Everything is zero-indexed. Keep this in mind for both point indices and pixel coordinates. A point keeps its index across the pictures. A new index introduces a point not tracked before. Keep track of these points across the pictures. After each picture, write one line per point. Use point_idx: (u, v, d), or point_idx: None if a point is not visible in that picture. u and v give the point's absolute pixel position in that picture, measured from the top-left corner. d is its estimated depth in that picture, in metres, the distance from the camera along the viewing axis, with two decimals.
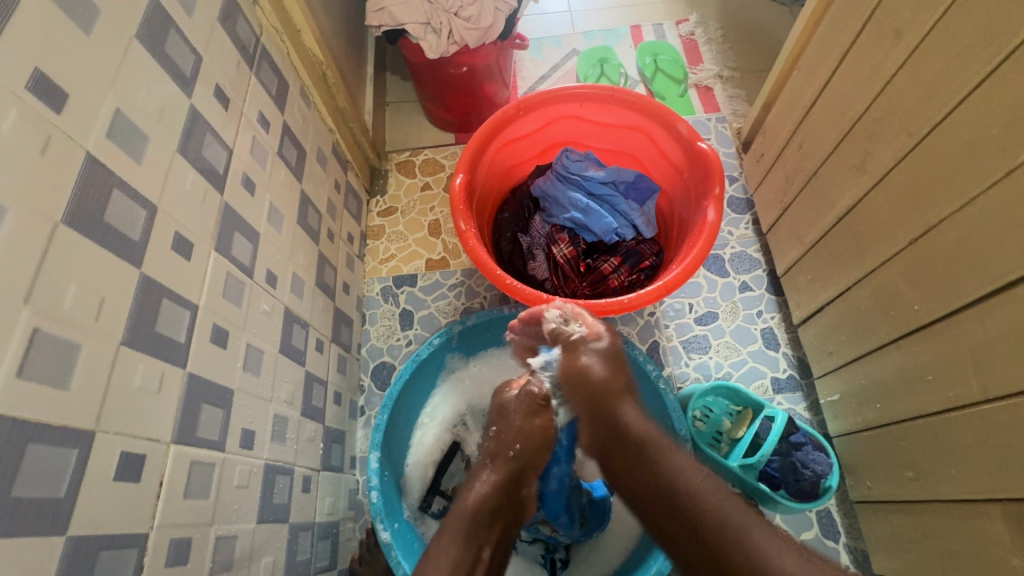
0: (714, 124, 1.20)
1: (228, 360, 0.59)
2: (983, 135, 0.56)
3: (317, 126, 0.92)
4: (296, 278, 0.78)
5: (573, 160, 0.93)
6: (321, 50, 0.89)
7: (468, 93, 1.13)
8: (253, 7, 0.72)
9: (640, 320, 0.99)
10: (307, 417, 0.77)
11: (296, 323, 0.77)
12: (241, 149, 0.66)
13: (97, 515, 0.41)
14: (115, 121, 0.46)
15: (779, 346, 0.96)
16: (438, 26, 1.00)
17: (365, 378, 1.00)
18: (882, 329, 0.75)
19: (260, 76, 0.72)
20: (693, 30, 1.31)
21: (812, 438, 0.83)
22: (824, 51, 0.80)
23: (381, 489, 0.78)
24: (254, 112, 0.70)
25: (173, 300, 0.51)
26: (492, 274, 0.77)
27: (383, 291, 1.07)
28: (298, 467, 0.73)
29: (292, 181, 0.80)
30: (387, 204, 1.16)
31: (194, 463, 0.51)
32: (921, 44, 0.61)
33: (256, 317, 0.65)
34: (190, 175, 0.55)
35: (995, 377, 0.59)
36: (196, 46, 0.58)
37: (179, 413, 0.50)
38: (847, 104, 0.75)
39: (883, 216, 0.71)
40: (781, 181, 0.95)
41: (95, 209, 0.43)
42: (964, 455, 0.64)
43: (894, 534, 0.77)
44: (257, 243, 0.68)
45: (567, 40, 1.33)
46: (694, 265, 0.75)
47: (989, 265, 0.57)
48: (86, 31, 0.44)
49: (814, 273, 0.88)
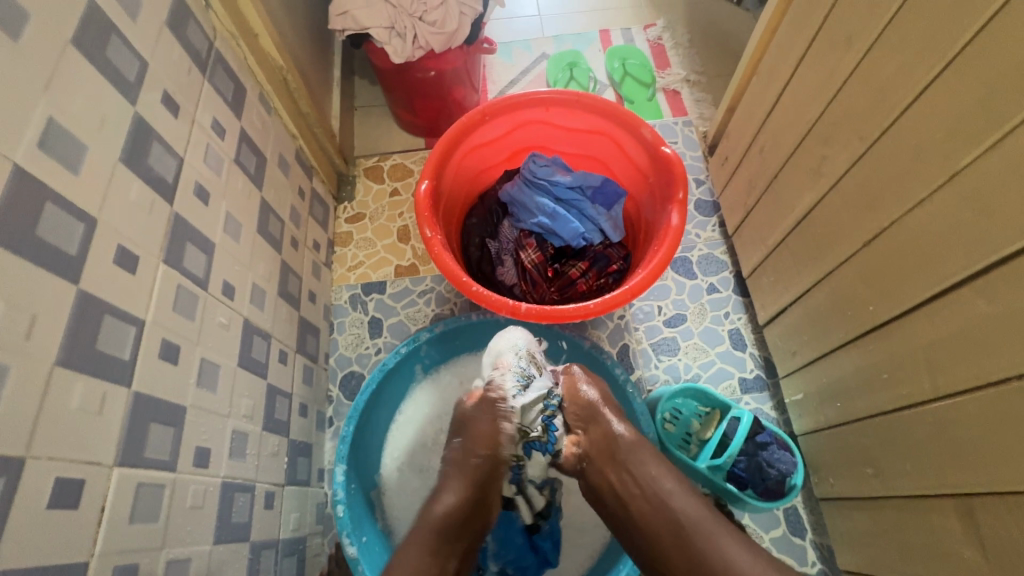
0: (681, 128, 1.21)
1: (179, 376, 0.57)
2: (927, 140, 0.57)
3: (278, 132, 0.90)
4: (257, 289, 0.76)
5: (540, 165, 0.93)
6: (281, 55, 0.87)
7: (436, 97, 1.12)
8: (206, 11, 0.70)
9: (610, 324, 1.00)
10: (269, 431, 0.75)
11: (256, 335, 0.75)
12: (193, 158, 0.64)
13: (27, 546, 0.39)
14: (48, 130, 0.44)
15: (746, 347, 0.98)
16: (402, 30, 0.99)
17: (333, 388, 0.98)
18: (840, 330, 0.76)
19: (214, 82, 0.70)
20: (660, 35, 1.33)
21: (778, 438, 0.84)
22: (782, 58, 0.82)
23: (348, 503, 0.77)
24: (207, 119, 0.68)
25: (116, 316, 0.49)
26: (458, 282, 0.76)
27: (352, 298, 1.05)
28: (259, 483, 0.70)
29: (251, 189, 0.78)
30: (355, 210, 1.14)
31: (141, 484, 0.49)
32: (870, 51, 0.63)
33: (212, 331, 0.64)
34: (136, 185, 0.53)
35: (945, 375, 0.61)
36: (142, 52, 0.56)
37: (124, 433, 0.48)
38: (803, 109, 0.77)
39: (839, 219, 0.72)
40: (744, 184, 0.96)
41: (25, 222, 0.41)
42: (918, 451, 0.65)
43: (857, 531, 0.79)
44: (212, 254, 0.66)
45: (537, 45, 1.33)
46: (659, 269, 0.75)
47: (936, 266, 0.59)
48: (14, 38, 0.42)
49: (776, 275, 0.89)
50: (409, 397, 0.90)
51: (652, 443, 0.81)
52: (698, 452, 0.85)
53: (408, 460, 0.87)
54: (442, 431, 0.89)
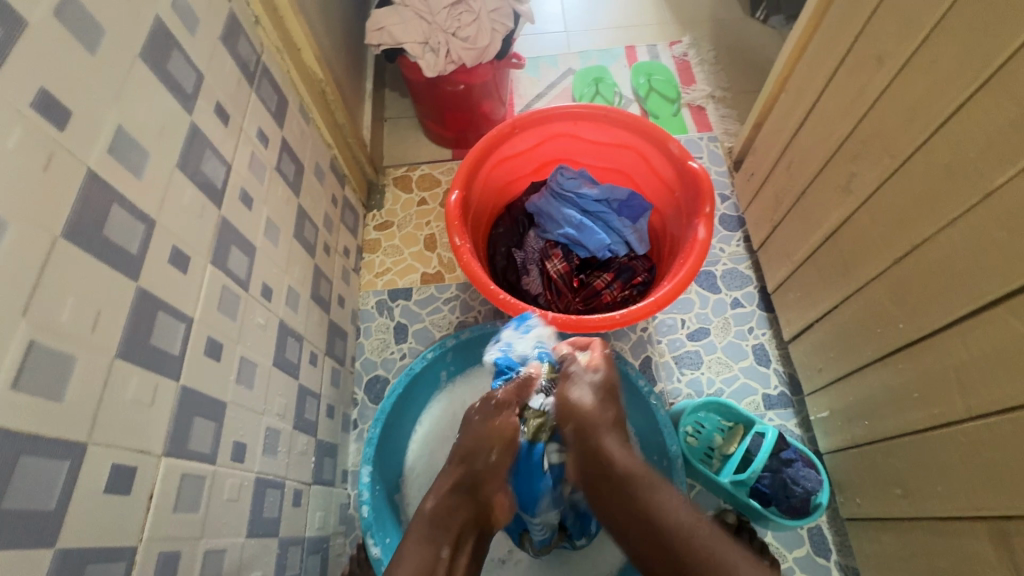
0: (706, 143, 1.22)
1: (221, 372, 0.59)
2: (961, 159, 0.58)
3: (315, 142, 0.93)
4: (291, 292, 0.79)
5: (567, 177, 0.95)
6: (321, 68, 0.91)
7: (466, 110, 1.15)
8: (255, 27, 0.74)
9: (633, 335, 1.00)
10: (299, 430, 0.77)
11: (290, 336, 0.77)
12: (239, 164, 0.67)
13: (86, 528, 0.41)
14: (116, 137, 0.47)
15: (770, 362, 0.97)
16: (436, 46, 1.03)
17: (358, 392, 1.00)
18: (868, 348, 0.76)
19: (260, 92, 0.74)
20: (686, 52, 1.35)
21: (802, 455, 0.83)
22: (811, 75, 0.82)
23: (372, 504, 0.78)
24: (253, 128, 0.71)
25: (168, 313, 0.51)
26: (486, 289, 0.78)
27: (379, 304, 1.08)
28: (289, 481, 0.72)
29: (289, 196, 0.81)
30: (384, 218, 1.17)
31: (185, 475, 0.52)
32: (901, 71, 0.64)
33: (251, 330, 0.66)
34: (189, 190, 0.56)
35: (978, 396, 0.60)
36: (198, 64, 0.60)
37: (171, 427, 0.51)
38: (832, 127, 0.77)
39: (869, 236, 0.72)
40: (770, 199, 0.96)
41: (95, 223, 0.44)
42: (948, 472, 0.64)
43: (886, 553, 0.77)
44: (253, 257, 0.68)
45: (563, 60, 1.36)
46: (685, 282, 0.76)
47: (970, 285, 0.59)
48: (92, 52, 0.45)
49: (802, 291, 0.89)
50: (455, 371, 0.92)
51: (675, 456, 0.81)
52: (721, 466, 0.85)
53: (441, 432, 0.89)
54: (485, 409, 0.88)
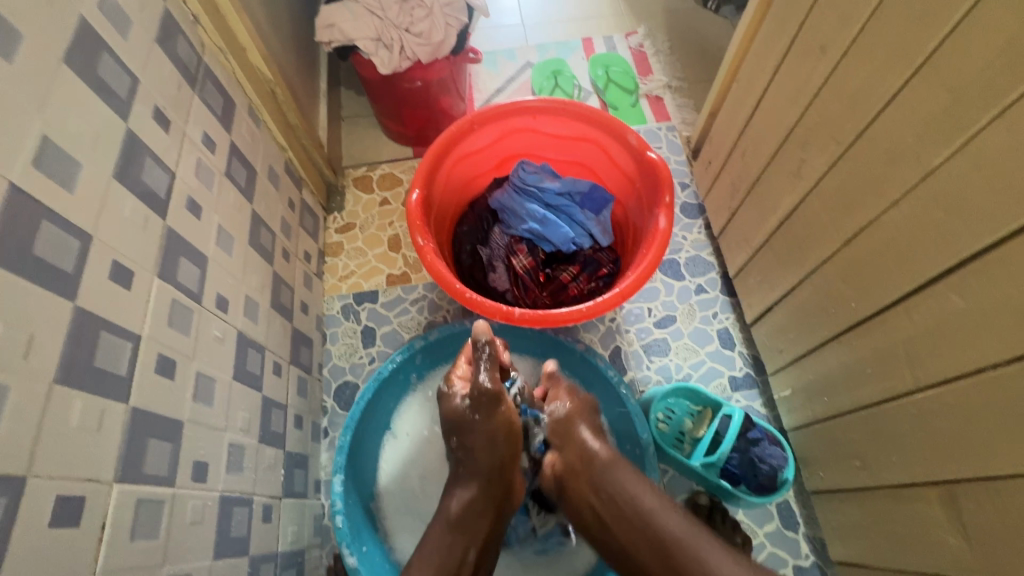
0: (665, 133, 1.24)
1: (176, 391, 0.57)
2: (901, 143, 0.60)
3: (267, 145, 0.90)
4: (249, 302, 0.76)
5: (529, 172, 0.95)
6: (269, 68, 0.88)
7: (425, 107, 1.14)
8: (193, 27, 0.70)
9: (602, 326, 1.01)
10: (265, 443, 0.75)
11: (250, 347, 0.74)
12: (185, 172, 0.64)
13: (32, 567, 0.38)
14: (43, 149, 0.44)
15: (734, 345, 1.00)
16: (389, 42, 1.01)
17: (328, 399, 0.98)
18: (824, 327, 0.79)
19: (204, 96, 0.71)
20: (641, 43, 1.36)
21: (768, 434, 0.86)
22: (759, 64, 0.84)
23: (346, 513, 0.77)
24: (197, 133, 0.68)
25: (113, 333, 0.49)
26: (452, 289, 0.77)
27: (344, 308, 1.06)
28: (257, 497, 0.70)
29: (242, 202, 0.78)
30: (345, 220, 1.15)
31: (141, 501, 0.49)
32: (842, 58, 0.66)
33: (207, 344, 0.64)
34: (129, 201, 0.54)
35: (924, 369, 0.63)
36: (132, 68, 0.56)
37: (123, 451, 0.48)
38: (781, 114, 0.79)
39: (820, 219, 0.75)
40: (727, 186, 0.99)
41: (22, 241, 0.41)
42: (903, 442, 0.67)
43: (848, 522, 0.80)
44: (205, 268, 0.66)
45: (521, 53, 1.36)
46: (648, 272, 0.77)
47: (913, 263, 0.61)
48: (9, 58, 0.42)
49: (761, 274, 0.91)
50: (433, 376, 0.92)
51: (647, 444, 0.83)
52: (692, 450, 0.87)
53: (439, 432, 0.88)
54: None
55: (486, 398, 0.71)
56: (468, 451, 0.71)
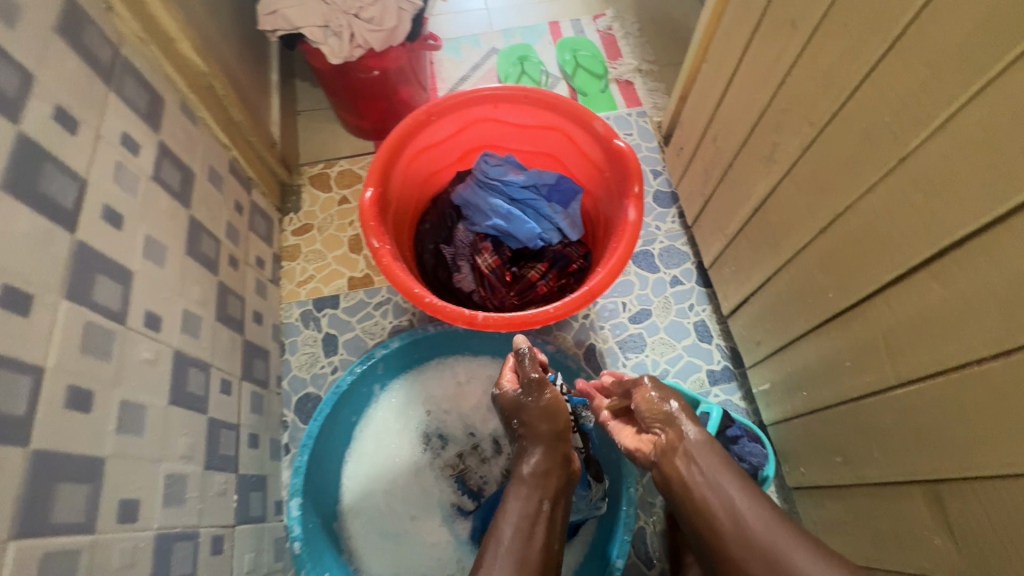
0: (635, 119, 1.19)
1: (94, 424, 0.51)
2: (877, 123, 0.56)
3: (207, 143, 0.83)
4: (189, 316, 0.70)
5: (492, 165, 0.90)
6: (204, 59, 0.81)
7: (383, 98, 1.07)
8: (107, 14, 0.63)
9: (575, 324, 0.97)
10: (213, 469, 0.69)
11: (192, 366, 0.69)
12: (100, 177, 0.57)
13: None
14: None
15: (712, 338, 0.97)
16: (338, 29, 0.94)
17: (288, 413, 0.93)
18: (801, 319, 0.76)
19: (123, 91, 0.64)
20: (610, 25, 1.31)
21: (748, 430, 0.84)
22: (729, 43, 0.80)
23: (304, 539, 0.72)
24: (116, 133, 0.61)
25: (5, 367, 0.43)
26: (410, 294, 0.72)
27: (303, 315, 1.00)
28: (204, 528, 0.65)
29: (176, 208, 0.71)
30: (302, 221, 1.08)
31: (49, 554, 0.44)
32: (814, 34, 0.62)
33: (135, 367, 0.58)
34: (23, 215, 0.47)
35: (904, 362, 0.60)
36: (24, 62, 0.50)
37: (22, 501, 0.42)
38: (752, 97, 0.75)
39: (794, 206, 0.71)
40: (700, 173, 0.95)
41: None
42: (885, 437, 0.65)
43: (830, 518, 0.78)
44: (130, 283, 0.59)
45: (486, 39, 1.29)
46: (618, 268, 0.73)
47: (892, 252, 0.58)
48: None
49: (737, 265, 0.88)
50: (395, 386, 0.87)
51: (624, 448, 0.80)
52: None
53: (414, 452, 0.83)
54: (468, 421, 0.85)
55: (536, 379, 0.69)
56: (530, 424, 0.68)
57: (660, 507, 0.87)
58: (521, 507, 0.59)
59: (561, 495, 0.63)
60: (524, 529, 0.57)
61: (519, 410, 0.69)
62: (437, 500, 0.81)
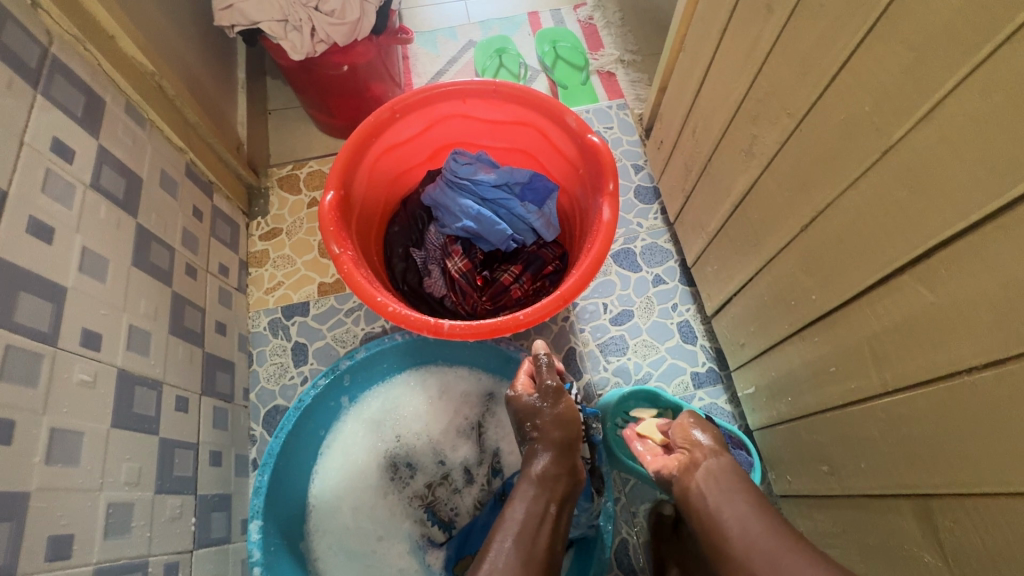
0: (617, 111, 1.15)
1: (14, 456, 0.47)
2: (858, 113, 0.52)
3: (159, 147, 0.79)
4: (137, 333, 0.66)
5: (461, 163, 0.85)
6: (151, 58, 0.76)
7: (353, 95, 1.03)
8: (31, 11, 0.59)
9: (554, 327, 0.94)
10: (166, 492, 0.66)
11: (140, 386, 0.65)
12: (23, 189, 0.53)
13: None
14: None
15: (696, 339, 0.93)
16: (298, 23, 0.89)
17: (256, 427, 0.89)
18: (785, 321, 0.72)
19: (52, 94, 0.59)
20: (591, 14, 1.26)
21: (732, 437, 0.80)
22: (706, 30, 0.76)
23: (266, 563, 0.68)
24: (44, 140, 0.57)
25: None
26: (371, 303, 0.68)
27: (272, 324, 0.96)
28: (153, 557, 0.61)
29: (121, 217, 0.67)
30: (270, 225, 1.04)
31: None
32: (791, 18, 0.57)
33: (68, 392, 0.54)
34: None
35: (891, 368, 0.57)
36: None
37: None
38: (730, 86, 0.71)
39: (775, 202, 0.67)
40: (680, 167, 0.91)
41: None
42: (871, 447, 0.61)
43: (818, 529, 0.75)
44: (62, 301, 0.56)
45: (462, 31, 1.25)
46: (591, 271, 0.69)
47: (875, 251, 0.54)
48: None
49: (719, 263, 0.84)
50: (362, 401, 0.83)
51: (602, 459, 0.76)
52: None
53: (382, 474, 0.80)
54: (438, 448, 0.82)
55: (554, 387, 0.68)
56: (544, 430, 0.66)
57: (642, 518, 0.83)
58: (529, 507, 0.60)
59: (568, 499, 0.63)
60: (531, 528, 0.58)
61: (533, 414, 0.68)
62: (405, 529, 0.78)
